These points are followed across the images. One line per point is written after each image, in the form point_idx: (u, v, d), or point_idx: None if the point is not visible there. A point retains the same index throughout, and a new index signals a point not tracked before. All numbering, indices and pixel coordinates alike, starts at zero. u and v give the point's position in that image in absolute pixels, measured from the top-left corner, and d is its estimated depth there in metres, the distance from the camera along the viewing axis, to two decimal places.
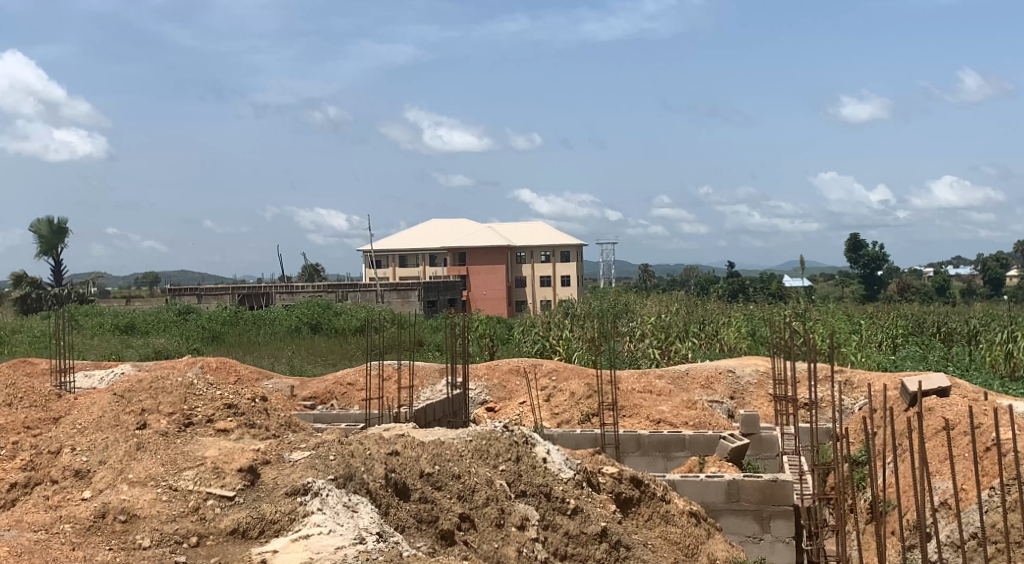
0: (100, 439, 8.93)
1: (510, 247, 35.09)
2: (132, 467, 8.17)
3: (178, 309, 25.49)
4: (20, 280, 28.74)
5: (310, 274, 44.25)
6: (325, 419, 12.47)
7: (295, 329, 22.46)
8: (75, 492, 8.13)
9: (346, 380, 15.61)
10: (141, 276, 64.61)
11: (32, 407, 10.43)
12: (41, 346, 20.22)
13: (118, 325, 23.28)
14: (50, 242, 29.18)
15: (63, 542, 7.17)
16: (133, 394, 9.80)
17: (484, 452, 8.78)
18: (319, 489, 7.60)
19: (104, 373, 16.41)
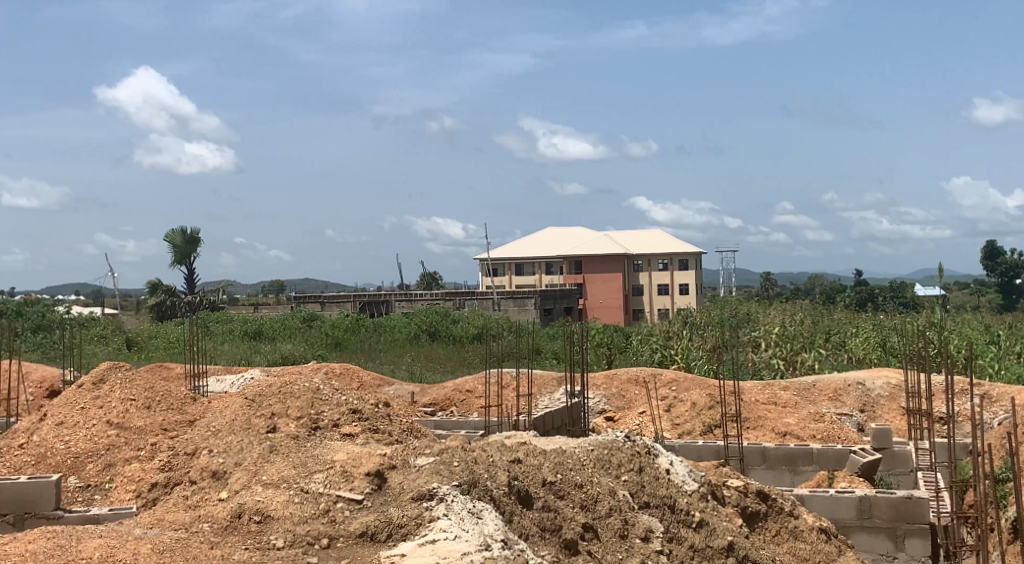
0: (233, 441, 9.22)
1: (628, 255, 34.93)
2: (266, 469, 8.42)
3: (303, 316, 26.16)
4: (156, 288, 29.99)
5: (429, 282, 44.89)
6: (445, 425, 12.60)
7: (414, 336, 22.81)
8: (213, 493, 8.42)
9: (466, 387, 15.75)
10: (267, 284, 66.74)
11: (169, 410, 10.85)
12: (176, 351, 21.06)
13: (246, 332, 24.03)
14: (183, 251, 30.35)
15: (202, 541, 7.42)
16: (263, 398, 10.09)
17: (606, 461, 8.72)
18: (444, 495, 7.69)
19: (235, 377, 16.96)
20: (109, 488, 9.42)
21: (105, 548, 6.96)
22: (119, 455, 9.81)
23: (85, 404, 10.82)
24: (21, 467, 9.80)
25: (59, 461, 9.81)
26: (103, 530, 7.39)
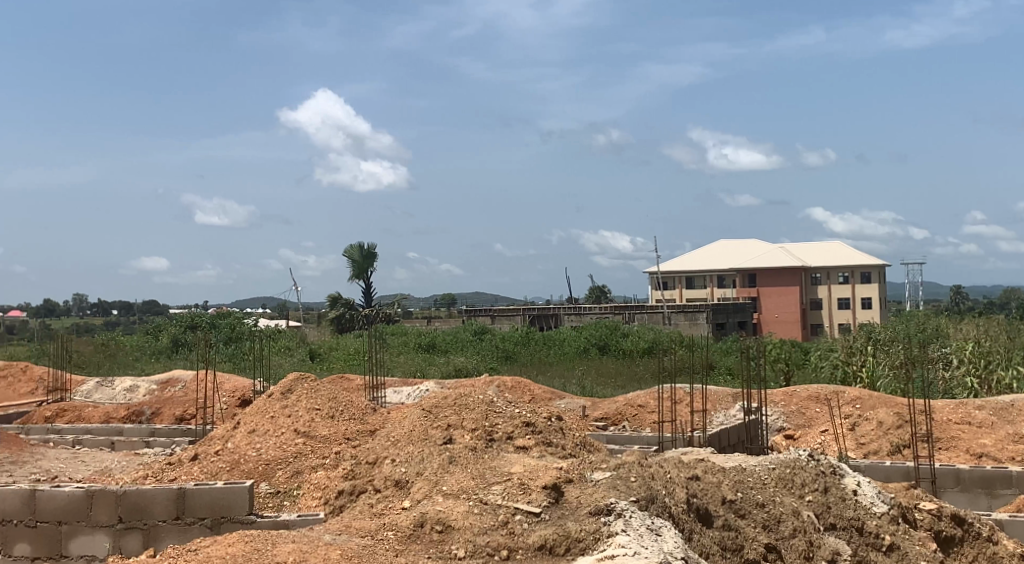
0: (414, 451, 9.43)
1: (805, 268, 33.95)
2: (447, 480, 8.59)
3: (475, 329, 26.59)
4: (336, 302, 31.14)
5: (598, 295, 44.91)
6: (618, 440, 12.54)
7: (584, 350, 22.84)
8: (396, 501, 8.65)
9: (637, 402, 15.62)
10: (439, 297, 68.29)
11: (351, 420, 11.22)
12: (355, 363, 21.78)
13: (421, 345, 24.64)
14: (360, 266, 31.38)
15: (387, 548, 7.63)
16: (439, 410, 10.29)
17: (789, 481, 8.47)
18: (622, 510, 7.65)
19: (411, 389, 17.38)
20: (297, 494, 9.80)
21: (298, 553, 7.25)
22: (307, 463, 10.20)
23: (274, 413, 11.30)
24: (216, 472, 10.33)
25: (251, 468, 10.29)
26: (295, 535, 7.70)
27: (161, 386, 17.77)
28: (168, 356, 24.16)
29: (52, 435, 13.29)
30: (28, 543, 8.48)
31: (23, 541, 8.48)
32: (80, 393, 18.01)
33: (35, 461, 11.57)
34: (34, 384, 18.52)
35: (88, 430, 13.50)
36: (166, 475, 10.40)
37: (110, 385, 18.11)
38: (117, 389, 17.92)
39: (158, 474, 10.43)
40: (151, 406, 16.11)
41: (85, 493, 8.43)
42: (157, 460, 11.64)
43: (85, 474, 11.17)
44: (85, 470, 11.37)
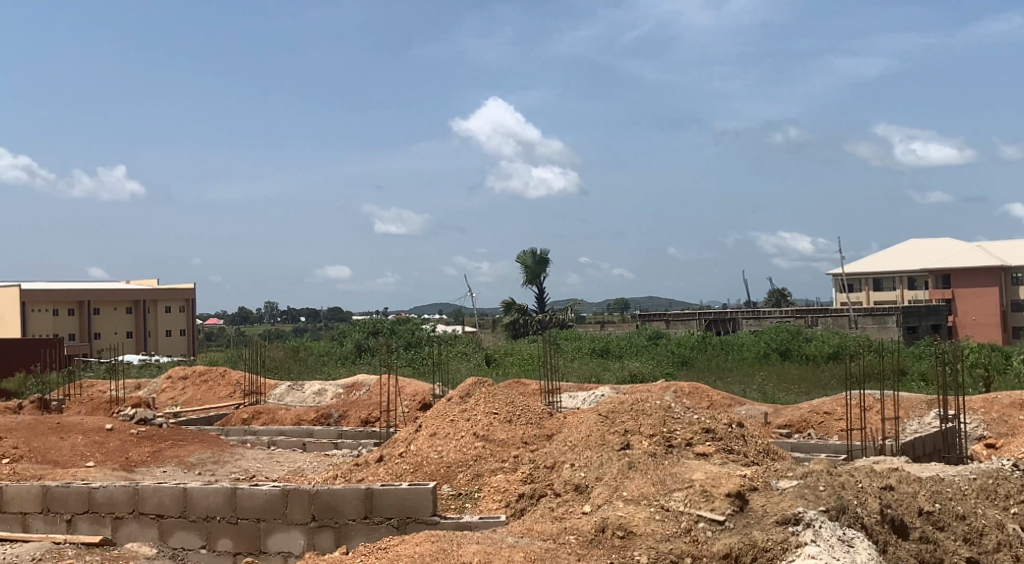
0: (592, 456, 9.40)
1: (1004, 267, 32.04)
2: (626, 485, 8.54)
3: (649, 334, 26.34)
4: (510, 307, 31.49)
5: (777, 299, 43.77)
6: (803, 448, 12.16)
7: (764, 355, 22.28)
8: (577, 506, 8.67)
9: (823, 409, 15.11)
10: (612, 303, 68.14)
11: (529, 424, 11.30)
12: (531, 368, 21.96)
13: (595, 350, 24.63)
14: (534, 272, 31.65)
15: (570, 552, 7.62)
16: (616, 415, 10.11)
17: (991, 492, 8.12)
18: (812, 520, 7.42)
19: (587, 394, 17.37)
20: (478, 497, 9.92)
21: (483, 554, 7.35)
22: (487, 466, 10.32)
23: (454, 416, 11.48)
24: (401, 474, 10.60)
25: (434, 470, 10.50)
26: (480, 536, 7.82)
27: (347, 390, 18.45)
28: (352, 360, 25.04)
29: (248, 436, 13.98)
30: (229, 538, 8.92)
31: (226, 536, 8.93)
32: (273, 396, 18.89)
33: (234, 461, 12.20)
34: (231, 387, 19.54)
35: (281, 432, 14.14)
36: (353, 476, 10.76)
37: (300, 388, 18.93)
38: (307, 392, 18.70)
39: (346, 475, 10.80)
40: (338, 409, 16.70)
41: (281, 492, 8.81)
42: (344, 462, 12.07)
43: (279, 473, 11.69)
44: (279, 470, 11.91)
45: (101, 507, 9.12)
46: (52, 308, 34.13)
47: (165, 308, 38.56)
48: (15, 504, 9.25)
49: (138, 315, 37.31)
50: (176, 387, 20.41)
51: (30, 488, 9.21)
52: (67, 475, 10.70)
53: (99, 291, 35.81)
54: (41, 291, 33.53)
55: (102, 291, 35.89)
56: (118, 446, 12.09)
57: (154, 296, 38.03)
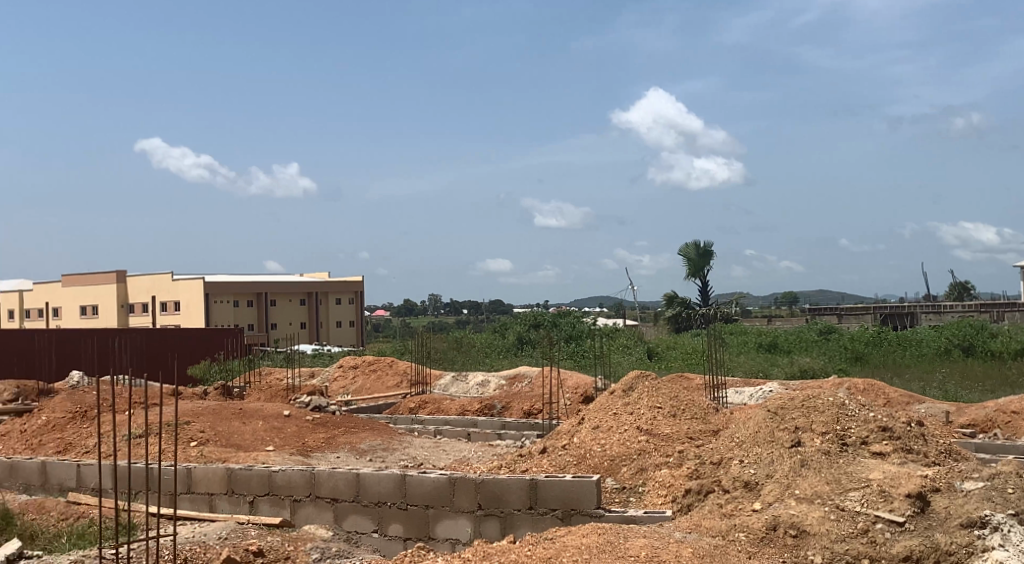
0: (762, 453, 9.19)
1: None
2: (799, 483, 8.29)
3: (820, 329, 25.53)
4: (673, 301, 31.14)
5: (959, 292, 41.65)
6: (988, 448, 11.57)
7: (945, 352, 21.26)
8: (747, 503, 8.50)
9: (1010, 408, 14.30)
10: (781, 296, 66.42)
11: (694, 419, 11.09)
12: (694, 362, 21.65)
13: (762, 345, 24.08)
14: (697, 265, 31.18)
15: (740, 550, 7.47)
16: (786, 411, 9.80)
17: None
18: (999, 523, 7.28)
19: (754, 389, 17.00)
20: (643, 491, 9.83)
21: (650, 548, 7.29)
22: (651, 460, 10.20)
23: (618, 410, 11.40)
24: (565, 466, 10.59)
25: (597, 463, 10.45)
26: (647, 530, 7.76)
27: (509, 382, 18.68)
28: (515, 353, 25.30)
29: (415, 425, 14.31)
30: (400, 524, 9.17)
31: (396, 521, 9.17)
32: (439, 386, 19.30)
33: (403, 448, 12.52)
34: (398, 377, 20.03)
35: (447, 421, 14.40)
36: (517, 466, 10.85)
37: (465, 379, 19.28)
38: (471, 383, 19.03)
39: (510, 465, 10.90)
40: (501, 400, 16.84)
41: (449, 480, 8.99)
42: (508, 452, 12.18)
43: (445, 462, 11.91)
44: (445, 458, 12.13)
45: (281, 489, 9.51)
46: (232, 299, 35.88)
47: (335, 300, 39.94)
48: (202, 484, 9.75)
49: (311, 307, 38.79)
50: (348, 376, 21.14)
51: (216, 470, 9.69)
52: (249, 459, 11.22)
53: (276, 284, 37.41)
54: (222, 283, 35.29)
55: (278, 283, 37.50)
56: (295, 432, 12.60)
57: (326, 289, 39.46)
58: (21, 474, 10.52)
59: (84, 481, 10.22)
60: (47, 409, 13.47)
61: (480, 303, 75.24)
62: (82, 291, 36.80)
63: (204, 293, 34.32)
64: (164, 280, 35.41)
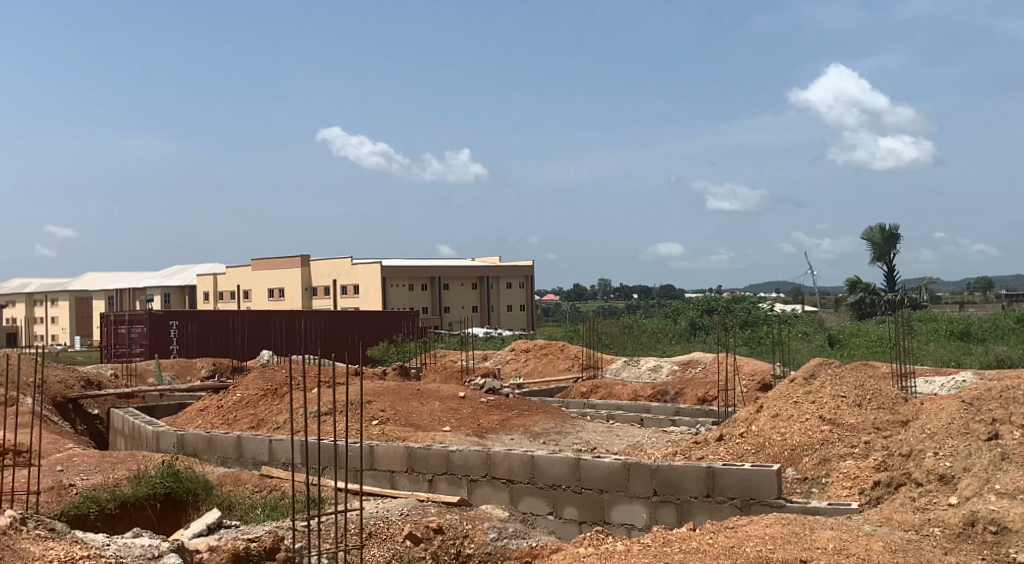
0: (956, 445, 8.74)
1: None
2: (1000, 478, 7.84)
3: (1018, 316, 24.07)
4: (856, 286, 30.03)
5: None
6: None
7: None
8: (941, 497, 8.11)
9: None
10: (972, 282, 62.98)
11: (880, 409, 10.63)
12: (879, 350, 20.80)
13: (953, 332, 22.92)
14: (882, 249, 29.94)
15: (935, 545, 7.14)
16: (983, 403, 9.28)
17: None
18: None
19: (946, 379, 16.19)
20: (826, 482, 9.51)
21: (838, 541, 7.05)
22: (835, 451, 9.86)
23: (798, 398, 11.06)
24: (743, 454, 10.37)
25: (777, 452, 10.19)
26: (834, 522, 7.51)
27: (682, 367, 18.53)
28: (687, 338, 24.98)
29: (588, 409, 14.31)
30: (575, 507, 9.19)
31: (572, 505, 9.20)
32: (610, 371, 19.26)
33: (577, 432, 12.54)
34: (569, 360, 20.09)
35: (619, 406, 14.35)
36: (693, 453, 10.69)
37: (637, 364, 19.18)
38: (643, 368, 18.93)
39: (686, 452, 10.75)
40: (675, 386, 16.62)
41: (623, 465, 8.95)
42: (683, 439, 12.02)
43: (619, 447, 11.86)
44: (619, 443, 12.08)
45: (458, 469, 9.69)
46: (408, 283, 36.86)
47: (506, 284, 40.45)
48: (383, 462, 10.04)
49: (483, 291, 39.44)
50: (520, 359, 21.39)
51: (396, 448, 9.97)
52: (427, 439, 11.49)
53: (449, 268, 38.19)
54: (399, 267, 36.29)
55: (451, 267, 38.28)
56: (470, 413, 12.82)
57: (497, 273, 40.02)
58: (218, 447, 11.12)
59: (276, 455, 10.71)
60: (240, 386, 14.19)
61: (651, 288, 74.70)
62: (269, 274, 38.57)
63: (381, 277, 35.38)
64: (343, 264, 36.70)
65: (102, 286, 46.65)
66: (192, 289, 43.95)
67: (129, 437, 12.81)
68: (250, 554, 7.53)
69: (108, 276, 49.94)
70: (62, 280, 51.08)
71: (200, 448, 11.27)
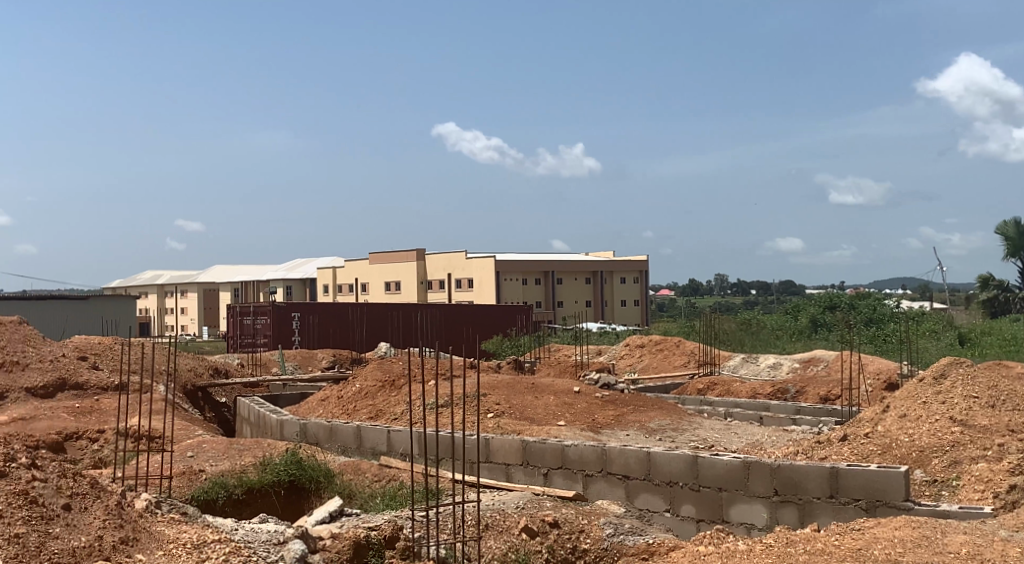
0: None
1: None
2: None
3: None
4: (988, 284, 28.92)
5: None
6: None
7: None
8: None
9: None
10: None
11: (1015, 411, 10.20)
12: (1012, 350, 20.00)
13: None
14: (1016, 245, 28.76)
15: None
16: None
17: None
18: None
19: None
20: (957, 485, 9.19)
21: (971, 546, 6.80)
22: (966, 453, 9.52)
23: (927, 398, 10.69)
24: (868, 455, 10.09)
25: (904, 454, 9.88)
26: (967, 526, 7.25)
27: (803, 365, 18.17)
28: (808, 335, 24.44)
29: (705, 406, 14.14)
30: (693, 504, 9.08)
31: (689, 502, 9.09)
32: (728, 367, 18.99)
33: (694, 429, 12.39)
34: (686, 356, 19.86)
35: (737, 404, 14.13)
36: (815, 453, 10.46)
37: (755, 361, 18.87)
38: (762, 365, 18.63)
39: (808, 451, 10.52)
40: (796, 384, 16.27)
41: (743, 463, 8.80)
42: (805, 438, 11.76)
43: (738, 445, 11.68)
44: (738, 441, 11.89)
45: (574, 464, 9.68)
46: (521, 277, 37.03)
47: (621, 279, 40.25)
48: (499, 455, 10.10)
49: (596, 285, 39.35)
50: (635, 354, 21.26)
51: (512, 441, 10.01)
52: (542, 432, 11.52)
53: (563, 262, 38.20)
54: (513, 261, 36.47)
55: (565, 262, 38.29)
56: (585, 407, 12.80)
57: (612, 268, 39.86)
58: (339, 437, 11.36)
59: (394, 446, 10.87)
60: (359, 377, 14.48)
61: (769, 283, 73.25)
62: (386, 268, 39.23)
63: (496, 271, 35.62)
64: (458, 259, 37.08)
65: (228, 278, 48.21)
66: (313, 282, 45.04)
67: (254, 425, 13.20)
68: (370, 543, 7.71)
69: (234, 269, 51.58)
70: (191, 272, 52.98)
71: (322, 437, 11.53)
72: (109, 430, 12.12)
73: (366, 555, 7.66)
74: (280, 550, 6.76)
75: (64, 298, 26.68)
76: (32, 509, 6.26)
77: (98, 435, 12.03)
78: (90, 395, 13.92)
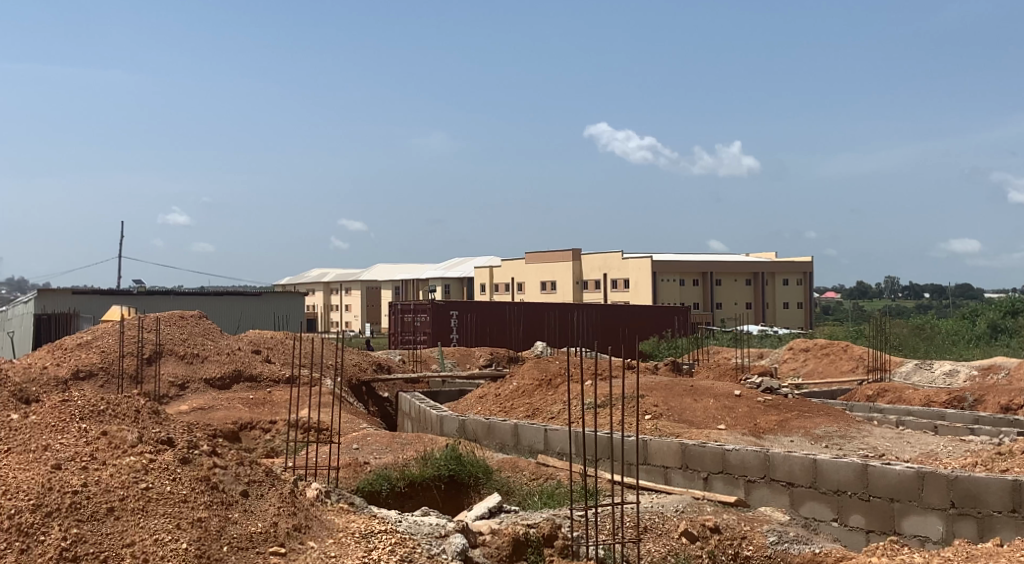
0: None
1: None
2: None
3: None
4: None
5: None
6: None
7: None
8: None
9: None
10: None
11: None
12: None
13: None
14: None
15: None
16: None
17: None
18: None
19: None
20: None
21: None
22: None
23: None
24: None
25: None
26: None
27: (981, 373, 17.35)
28: (987, 341, 23.25)
29: (874, 413, 13.62)
30: (862, 514, 8.74)
31: (858, 512, 8.75)
32: (899, 374, 18.15)
33: (863, 437, 11.96)
34: (853, 361, 19.19)
35: (910, 412, 13.54)
36: (996, 465, 9.93)
37: (929, 368, 18.06)
38: (936, 372, 17.82)
39: (988, 463, 10.00)
40: (973, 391, 15.48)
41: (916, 474, 8.44)
42: (984, 449, 11.18)
43: (911, 454, 11.20)
44: (911, 451, 11.40)
45: (735, 469, 9.47)
46: (679, 278, 36.60)
47: (783, 281, 39.25)
48: (658, 457, 9.97)
49: (757, 287, 38.58)
50: (799, 359, 20.70)
51: (670, 444, 9.86)
52: (702, 436, 11.34)
53: (722, 263, 37.57)
54: (671, 262, 36.08)
55: (725, 263, 37.66)
56: (747, 412, 12.49)
57: (773, 269, 38.94)
58: (497, 434, 11.47)
59: (552, 444, 10.88)
60: (518, 375, 14.62)
61: (944, 286, 70.19)
62: (542, 267, 39.44)
63: (653, 272, 35.31)
64: (615, 259, 36.93)
65: (389, 277, 49.46)
66: (471, 281, 45.76)
67: (416, 419, 13.46)
68: (529, 539, 7.64)
69: (396, 267, 52.94)
70: (355, 271, 54.56)
71: (480, 434, 11.67)
72: (280, 421, 12.65)
73: (524, 551, 7.58)
74: (443, 544, 6.86)
75: (238, 295, 27.98)
76: (213, 495, 6.57)
77: (270, 426, 12.56)
78: (262, 387, 14.54)
